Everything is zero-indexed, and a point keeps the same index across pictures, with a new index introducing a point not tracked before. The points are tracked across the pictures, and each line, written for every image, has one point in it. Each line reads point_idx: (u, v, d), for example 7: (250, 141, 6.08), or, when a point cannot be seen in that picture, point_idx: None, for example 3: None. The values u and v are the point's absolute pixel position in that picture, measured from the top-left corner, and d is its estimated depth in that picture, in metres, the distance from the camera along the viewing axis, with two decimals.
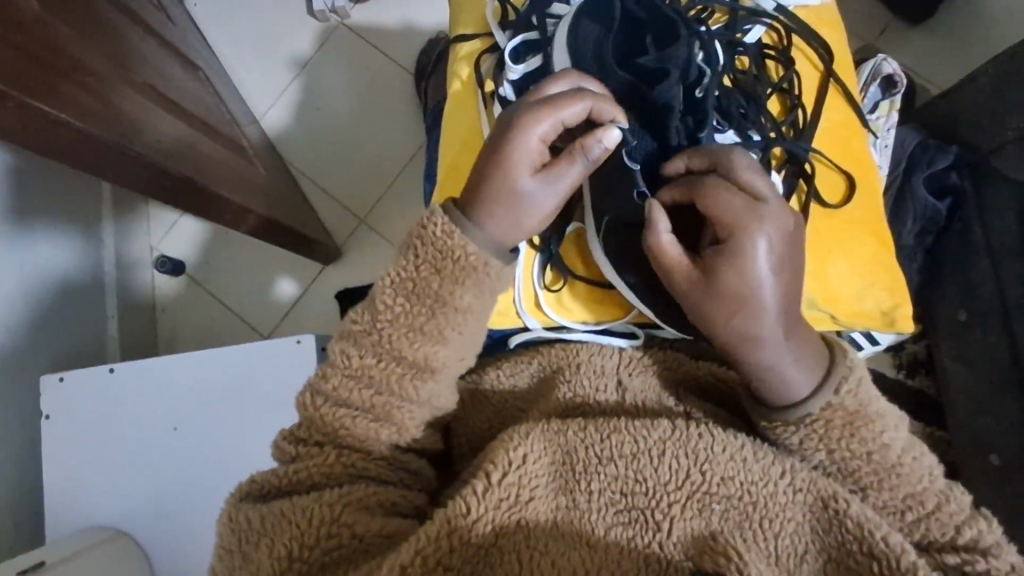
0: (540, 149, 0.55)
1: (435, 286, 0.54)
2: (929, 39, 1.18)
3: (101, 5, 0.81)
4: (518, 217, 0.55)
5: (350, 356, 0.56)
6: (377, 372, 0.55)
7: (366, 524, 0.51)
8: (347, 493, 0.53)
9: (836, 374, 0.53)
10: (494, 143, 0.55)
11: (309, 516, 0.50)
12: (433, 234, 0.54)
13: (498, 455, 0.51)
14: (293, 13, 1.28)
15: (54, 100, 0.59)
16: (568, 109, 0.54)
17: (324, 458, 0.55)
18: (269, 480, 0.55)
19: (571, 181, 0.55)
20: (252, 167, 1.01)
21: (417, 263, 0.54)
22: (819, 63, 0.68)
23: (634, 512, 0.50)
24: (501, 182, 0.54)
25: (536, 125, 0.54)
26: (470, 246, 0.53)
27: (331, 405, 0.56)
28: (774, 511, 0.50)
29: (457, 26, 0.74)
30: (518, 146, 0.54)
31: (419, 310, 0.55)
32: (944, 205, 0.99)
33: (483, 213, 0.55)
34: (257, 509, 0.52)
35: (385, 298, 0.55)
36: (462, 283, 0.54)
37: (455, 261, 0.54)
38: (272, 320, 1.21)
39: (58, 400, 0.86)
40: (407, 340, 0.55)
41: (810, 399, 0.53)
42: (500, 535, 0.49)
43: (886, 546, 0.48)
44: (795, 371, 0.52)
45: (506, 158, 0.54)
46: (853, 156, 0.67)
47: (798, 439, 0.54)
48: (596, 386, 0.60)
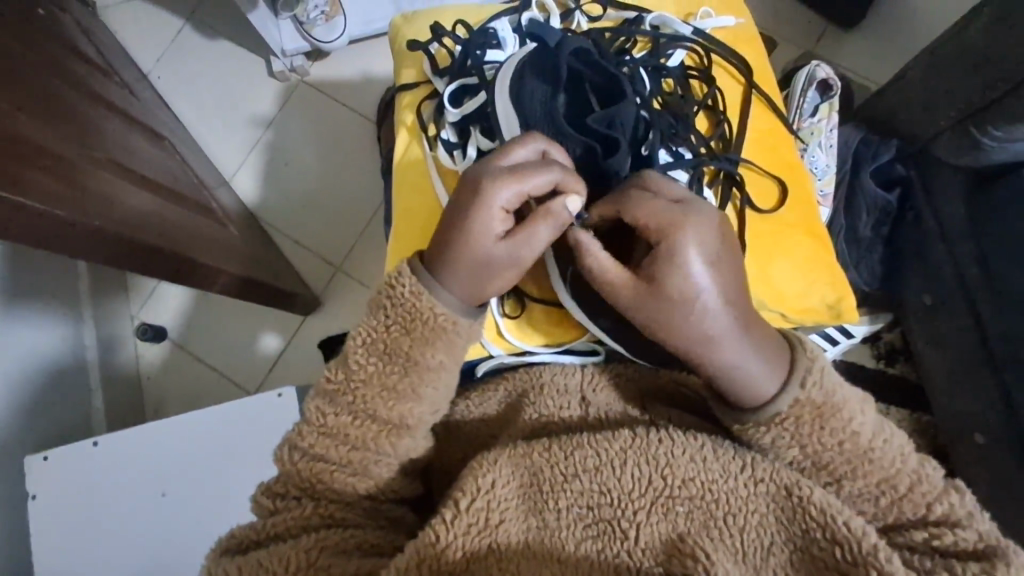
0: (505, 217, 0.55)
1: (406, 346, 0.56)
2: (862, 41, 1.24)
3: (64, 90, 0.84)
4: (483, 280, 0.56)
5: (326, 415, 0.57)
6: (353, 431, 0.56)
7: (343, 566, 0.51)
8: (324, 538, 0.53)
9: (799, 368, 0.54)
10: (460, 213, 0.56)
11: (285, 564, 0.51)
12: (401, 295, 0.56)
13: (467, 483, 0.53)
14: (254, 77, 1.32)
15: (19, 186, 0.61)
16: (534, 180, 0.55)
17: (302, 509, 0.56)
18: (247, 535, 0.55)
19: (541, 245, 0.56)
20: (223, 228, 1.03)
21: (387, 322, 0.57)
22: (740, 77, 0.72)
23: (602, 524, 0.52)
24: (468, 253, 0.55)
25: (503, 195, 0.55)
26: (438, 308, 0.56)
27: (308, 460, 0.57)
28: (737, 506, 0.52)
29: (400, 77, 0.78)
30: (484, 215, 0.55)
31: (393, 369, 0.56)
32: (894, 197, 1.04)
33: (449, 277, 0.56)
34: (234, 560, 0.52)
35: (357, 358, 0.57)
36: (432, 344, 0.56)
37: (423, 323, 0.56)
38: (257, 375, 1.22)
39: (43, 479, 0.86)
40: (382, 400, 0.56)
41: (778, 396, 0.54)
42: (473, 560, 0.50)
43: (850, 530, 0.49)
44: (757, 369, 0.53)
45: (472, 229, 0.55)
46: (785, 161, 0.71)
47: (771, 438, 0.54)
48: (560, 404, 0.61)
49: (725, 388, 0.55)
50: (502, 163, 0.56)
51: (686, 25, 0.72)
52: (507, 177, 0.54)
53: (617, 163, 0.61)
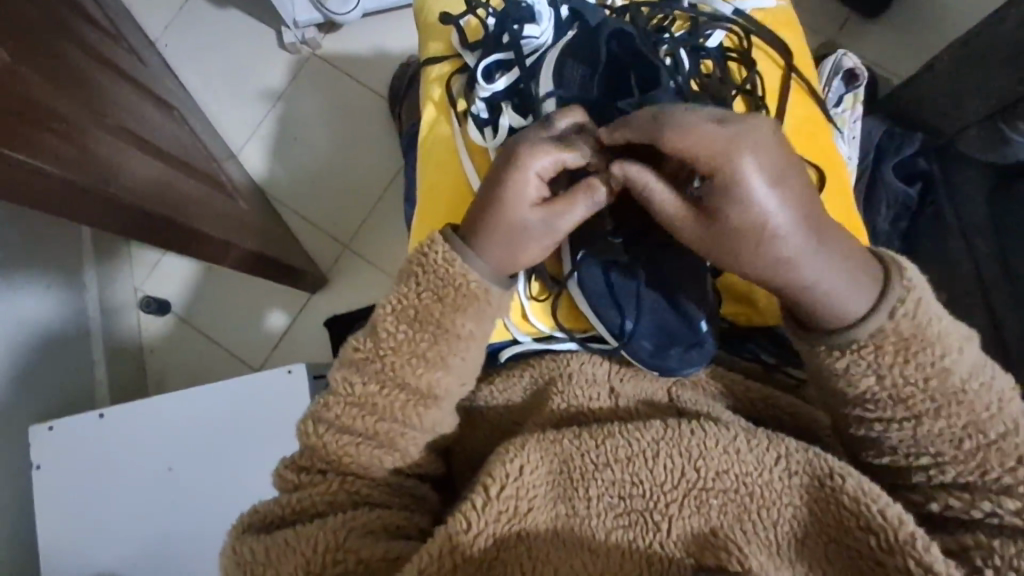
0: (540, 186, 0.53)
1: (438, 312, 0.55)
2: (886, 31, 1.22)
3: (73, 53, 0.82)
4: (515, 248, 0.55)
5: (354, 384, 0.56)
6: (381, 400, 0.55)
7: (370, 550, 0.50)
8: (351, 518, 0.52)
9: (892, 296, 0.51)
10: (494, 182, 0.54)
11: (312, 544, 0.50)
12: (433, 262, 0.55)
13: (496, 467, 0.52)
14: (264, 48, 1.29)
15: (30, 150, 0.59)
16: (571, 153, 0.52)
17: (327, 485, 0.55)
18: (272, 511, 0.55)
19: (574, 220, 0.54)
20: (233, 201, 1.01)
21: (418, 289, 0.55)
22: (780, 60, 0.70)
23: (633, 515, 0.51)
24: (501, 222, 0.54)
25: (540, 163, 0.52)
26: (470, 275, 0.55)
27: (334, 432, 0.55)
28: (769, 499, 0.51)
29: (427, 51, 0.77)
30: (518, 182, 0.52)
31: (422, 336, 0.55)
32: (914, 190, 1.00)
33: (481, 244, 0.55)
34: (261, 541, 0.51)
35: (386, 325, 0.56)
36: (463, 309, 0.55)
37: (455, 289, 0.55)
38: (264, 351, 1.21)
39: (49, 450, 0.85)
40: (410, 366, 0.55)
41: (867, 320, 0.51)
42: (502, 548, 0.50)
43: (885, 520, 0.48)
44: (847, 287, 0.50)
45: (506, 198, 0.53)
46: (821, 149, 0.69)
47: (844, 365, 0.52)
48: (589, 395, 0.60)
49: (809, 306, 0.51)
50: (544, 133, 0.53)
51: (726, 5, 0.70)
52: (544, 147, 0.52)
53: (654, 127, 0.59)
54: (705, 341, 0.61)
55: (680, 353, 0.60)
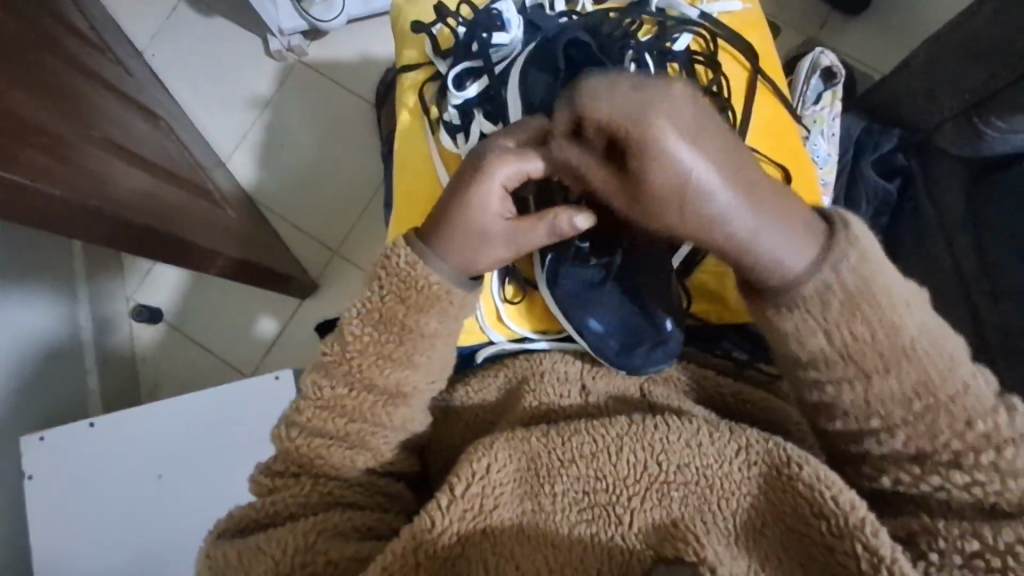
0: (503, 200, 0.52)
1: (402, 314, 0.56)
2: (865, 28, 1.23)
3: (57, 67, 0.82)
4: (478, 252, 0.55)
5: (322, 388, 0.56)
6: (350, 402, 0.56)
7: (340, 550, 0.52)
8: (322, 520, 0.53)
9: (836, 249, 0.49)
10: (459, 188, 0.53)
11: (283, 546, 0.51)
12: (397, 266, 0.56)
13: (463, 468, 0.53)
14: (249, 55, 1.30)
15: (13, 164, 0.60)
16: (532, 166, 0.49)
17: (301, 487, 0.56)
18: (247, 515, 0.56)
19: (534, 240, 0.54)
20: (219, 210, 1.02)
21: (382, 292, 0.56)
22: (746, 61, 0.72)
23: (597, 509, 0.52)
24: (464, 228, 0.54)
25: (501, 175, 0.51)
26: (433, 277, 0.55)
27: (306, 436, 0.57)
28: (730, 490, 0.52)
29: (402, 59, 0.78)
30: (481, 193, 0.51)
31: (387, 337, 0.56)
32: (893, 185, 1.03)
33: (443, 246, 0.55)
34: (233, 546, 0.52)
35: (353, 328, 0.56)
36: (426, 310, 0.56)
37: (418, 291, 0.55)
38: (254, 357, 1.22)
39: (40, 459, 0.86)
40: (378, 367, 0.56)
41: (804, 276, 0.49)
42: (468, 544, 0.51)
43: (835, 505, 0.49)
44: (785, 248, 0.46)
45: (468, 207, 0.53)
46: (786, 149, 0.71)
47: (792, 323, 0.51)
48: (560, 393, 0.61)
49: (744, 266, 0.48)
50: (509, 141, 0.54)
51: (693, 8, 0.72)
52: (506, 158, 0.49)
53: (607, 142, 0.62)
54: (669, 339, 0.63)
55: (646, 351, 0.62)
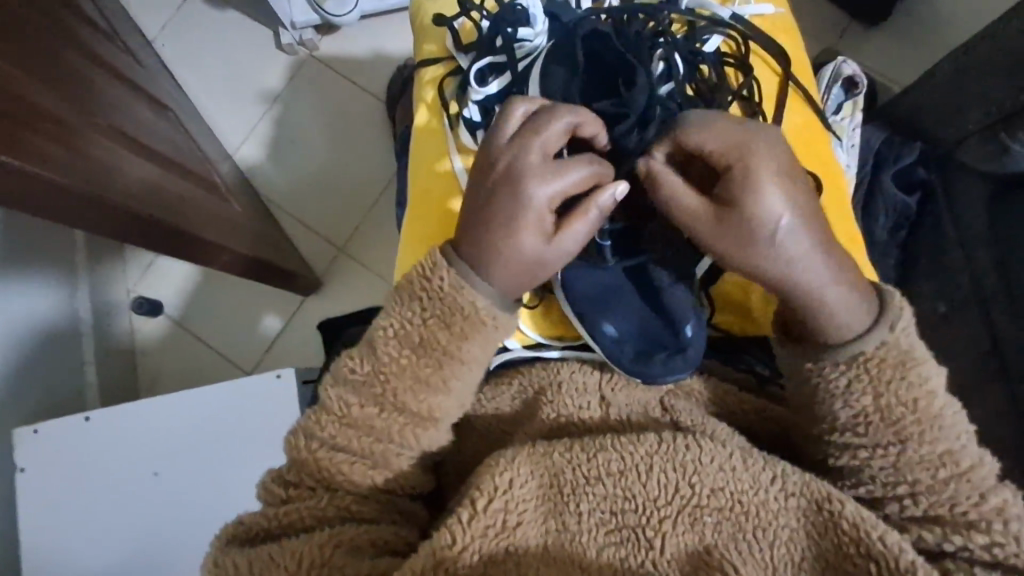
0: (548, 210, 0.54)
1: (442, 339, 0.55)
2: (886, 40, 1.21)
3: (64, 51, 0.80)
4: (527, 275, 0.54)
5: (349, 405, 0.55)
6: (379, 422, 0.55)
7: (356, 565, 0.50)
8: (336, 534, 0.51)
9: (889, 312, 0.54)
10: (497, 203, 0.53)
11: (297, 560, 0.49)
12: (440, 290, 0.54)
13: (484, 481, 0.51)
14: (261, 49, 1.28)
15: (18, 150, 0.58)
16: (572, 173, 0.53)
17: (317, 501, 0.54)
18: (258, 522, 0.54)
19: (584, 237, 0.55)
20: (225, 203, 1.00)
21: (424, 314, 0.55)
22: (777, 67, 0.72)
23: (625, 531, 0.50)
24: (509, 249, 0.53)
25: (542, 188, 0.53)
26: (478, 300, 0.54)
27: (327, 450, 0.55)
28: (766, 519, 0.50)
29: (421, 53, 0.76)
30: (524, 212, 0.52)
31: (425, 361, 0.55)
32: (913, 200, 0.99)
33: (488, 268, 0.54)
34: (243, 556, 0.50)
35: (388, 350, 0.55)
36: (468, 337, 0.55)
37: (463, 318, 0.54)
38: (255, 354, 1.20)
39: (34, 455, 0.83)
40: (412, 393, 0.55)
41: (865, 337, 0.54)
42: (490, 566, 0.49)
43: (885, 547, 0.48)
44: (845, 313, 0.53)
45: (512, 223, 0.52)
46: (818, 157, 0.71)
47: (846, 381, 0.54)
48: (580, 405, 0.59)
49: (810, 326, 0.55)
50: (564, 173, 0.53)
51: (724, 11, 0.72)
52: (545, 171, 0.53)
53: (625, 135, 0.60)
54: (689, 347, 0.60)
55: (665, 359, 0.59)
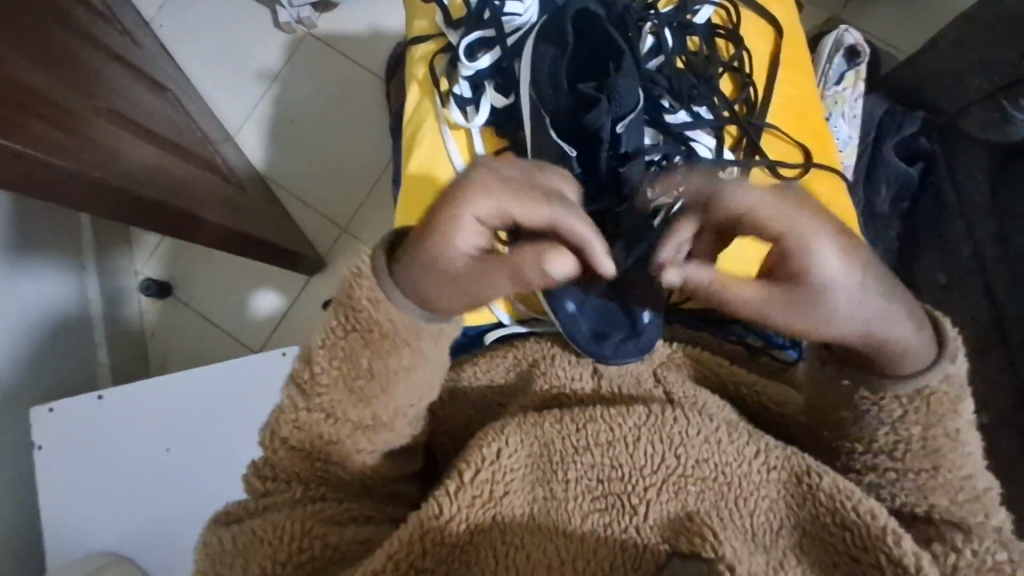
0: (479, 233, 0.49)
1: (365, 360, 0.53)
2: (892, 7, 1.18)
3: (63, 35, 0.81)
4: (435, 292, 0.52)
5: (297, 407, 0.55)
6: (327, 429, 0.55)
7: (339, 534, 0.53)
8: (318, 509, 0.54)
9: (951, 347, 0.52)
10: (437, 204, 0.50)
11: (279, 533, 0.52)
12: (360, 305, 0.52)
13: (473, 453, 0.52)
14: (260, 29, 1.27)
15: (18, 135, 0.59)
16: (525, 211, 0.48)
17: (292, 493, 0.56)
18: (239, 511, 0.56)
19: (496, 285, 0.50)
20: (226, 183, 1.01)
21: (348, 327, 0.53)
22: (769, 38, 0.73)
23: (611, 498, 0.51)
24: (422, 260, 0.50)
25: (483, 204, 0.48)
26: (396, 317, 0.52)
27: (287, 448, 0.56)
28: (748, 489, 0.52)
29: (413, 30, 0.76)
30: (456, 222, 0.48)
31: (356, 373, 0.54)
32: (915, 170, 0.97)
33: (404, 271, 0.51)
34: (228, 529, 0.53)
35: (320, 361, 0.54)
36: (392, 352, 0.53)
37: (382, 335, 0.53)
38: (259, 334, 1.22)
39: (51, 430, 0.86)
40: (349, 403, 0.54)
41: (929, 370, 0.52)
42: (477, 533, 0.51)
43: (857, 516, 0.49)
44: (910, 348, 0.51)
45: (438, 229, 0.49)
46: (811, 127, 0.72)
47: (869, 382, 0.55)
48: (571, 375, 0.61)
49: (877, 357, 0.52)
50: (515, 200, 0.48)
51: None
52: (489, 195, 0.47)
53: (594, 119, 0.61)
54: (644, 332, 0.62)
55: (617, 342, 0.61)
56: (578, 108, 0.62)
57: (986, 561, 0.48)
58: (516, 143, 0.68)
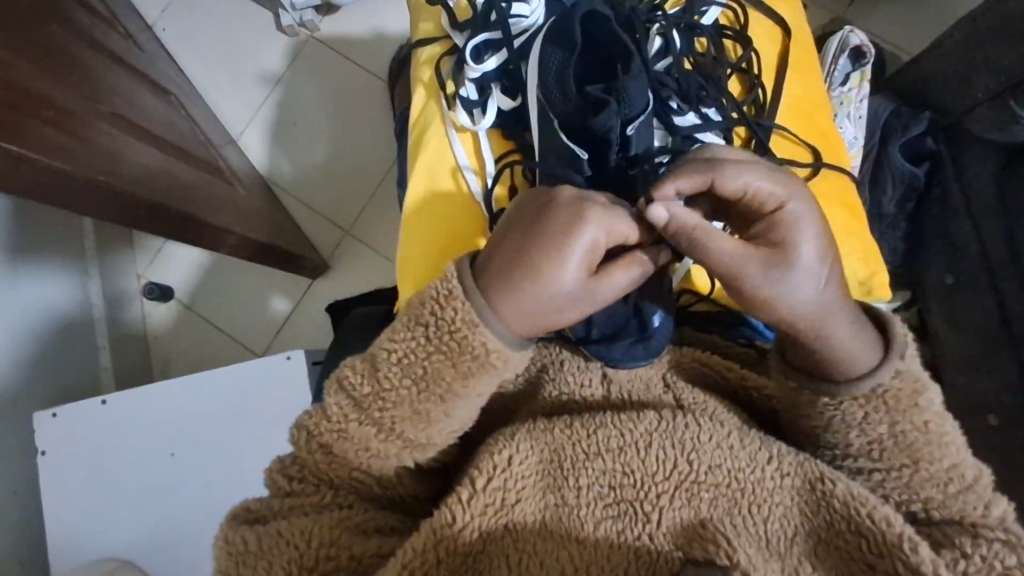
0: (593, 253, 0.50)
1: (448, 375, 0.52)
2: (894, 8, 1.18)
3: (65, 38, 0.81)
4: (546, 319, 0.52)
5: (348, 421, 0.54)
6: (377, 443, 0.54)
7: (363, 545, 0.52)
8: (345, 517, 0.54)
9: (898, 340, 0.53)
10: (544, 238, 0.50)
11: (307, 538, 0.52)
12: (454, 324, 0.51)
13: (484, 460, 0.52)
14: (261, 32, 1.27)
15: (21, 140, 0.59)
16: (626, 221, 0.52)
17: (321, 496, 0.56)
18: (265, 512, 0.55)
19: (620, 289, 0.52)
20: (229, 187, 1.00)
21: (430, 347, 0.52)
22: (777, 38, 0.73)
23: (623, 505, 0.51)
24: (537, 295, 0.50)
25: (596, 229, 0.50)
26: (490, 343, 0.51)
27: (326, 454, 0.55)
28: (762, 496, 0.51)
29: (418, 32, 0.76)
30: (577, 248, 0.49)
31: (428, 394, 0.53)
32: (921, 171, 0.97)
33: (503, 306, 0.51)
34: (252, 529, 0.52)
35: (390, 376, 0.53)
36: (475, 376, 0.53)
37: (474, 357, 0.52)
38: (265, 337, 1.21)
39: (53, 436, 0.86)
40: (410, 422, 0.53)
41: (878, 368, 0.52)
42: (489, 540, 0.50)
43: (873, 523, 0.49)
44: (859, 352, 0.52)
45: (559, 260, 0.49)
46: (820, 127, 0.72)
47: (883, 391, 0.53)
48: (581, 382, 0.60)
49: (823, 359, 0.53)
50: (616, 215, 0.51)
51: None
52: (603, 213, 0.50)
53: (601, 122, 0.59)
54: (654, 337, 0.61)
55: (627, 345, 0.60)
56: (583, 110, 0.61)
57: (997, 565, 0.48)
58: (523, 145, 0.68)
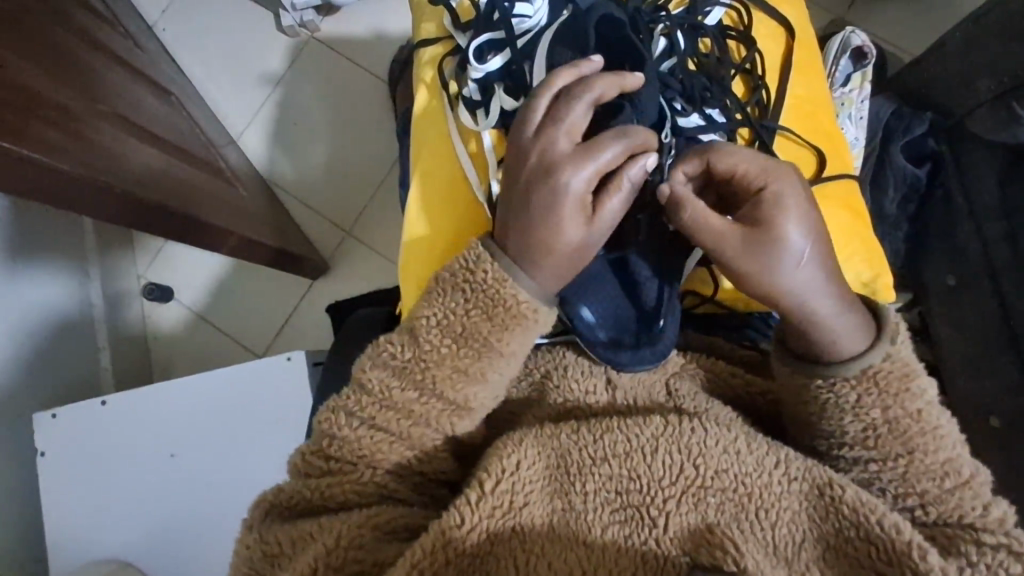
0: (582, 198, 0.54)
1: (484, 330, 0.56)
2: (896, 8, 1.18)
3: (66, 38, 0.80)
4: (567, 264, 0.55)
5: (391, 388, 0.56)
6: (418, 407, 0.56)
7: (387, 551, 0.52)
8: (376, 515, 0.54)
9: (887, 328, 0.54)
10: (536, 197, 0.54)
11: (337, 535, 0.52)
12: (484, 282, 0.55)
13: (492, 464, 0.52)
14: (262, 32, 1.27)
15: (23, 141, 0.59)
16: (605, 154, 0.54)
17: (359, 474, 0.57)
18: (301, 493, 0.57)
19: (617, 213, 0.56)
20: (231, 188, 1.00)
21: (466, 305, 0.56)
22: (780, 39, 0.73)
23: (629, 510, 0.51)
24: (547, 248, 0.54)
25: (576, 175, 0.53)
26: (521, 295, 0.55)
27: (368, 429, 0.57)
28: (769, 501, 0.51)
29: (420, 33, 0.76)
30: (563, 199, 0.53)
31: (465, 351, 0.56)
32: (923, 172, 0.96)
33: (528, 264, 0.55)
34: (287, 531, 0.54)
35: (430, 339, 0.56)
36: (509, 329, 0.56)
37: (506, 309, 0.55)
38: (265, 338, 1.21)
39: (55, 437, 0.85)
40: (451, 381, 0.56)
41: (867, 352, 0.53)
42: (495, 542, 0.50)
43: (882, 530, 0.49)
44: (846, 336, 0.53)
45: (554, 213, 0.53)
46: (824, 129, 0.72)
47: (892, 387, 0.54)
48: (585, 389, 0.60)
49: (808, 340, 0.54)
50: (591, 155, 0.54)
51: None
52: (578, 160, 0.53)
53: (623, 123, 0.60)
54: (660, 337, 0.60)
55: (632, 348, 0.60)
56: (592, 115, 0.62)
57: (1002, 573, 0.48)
58: None
